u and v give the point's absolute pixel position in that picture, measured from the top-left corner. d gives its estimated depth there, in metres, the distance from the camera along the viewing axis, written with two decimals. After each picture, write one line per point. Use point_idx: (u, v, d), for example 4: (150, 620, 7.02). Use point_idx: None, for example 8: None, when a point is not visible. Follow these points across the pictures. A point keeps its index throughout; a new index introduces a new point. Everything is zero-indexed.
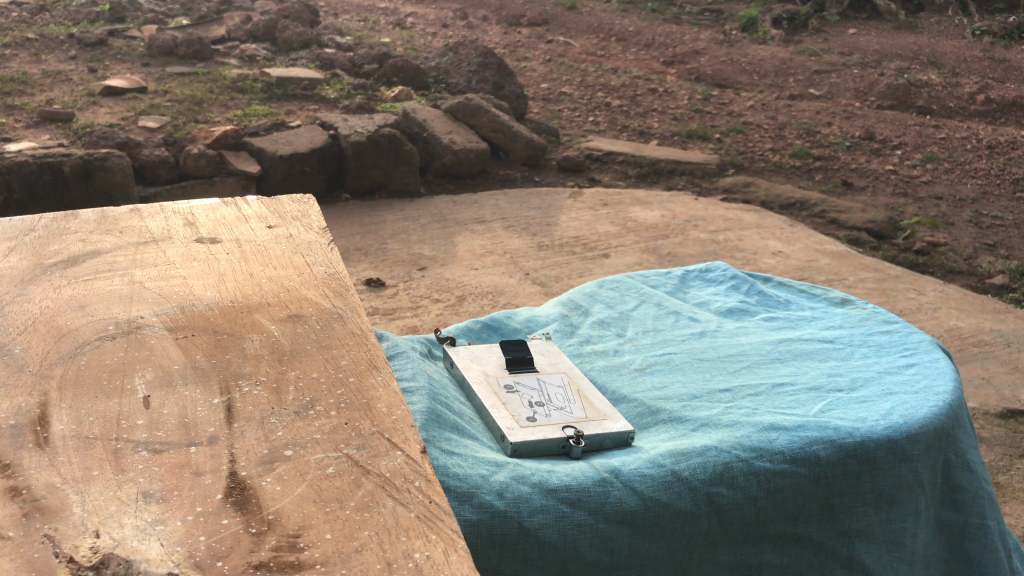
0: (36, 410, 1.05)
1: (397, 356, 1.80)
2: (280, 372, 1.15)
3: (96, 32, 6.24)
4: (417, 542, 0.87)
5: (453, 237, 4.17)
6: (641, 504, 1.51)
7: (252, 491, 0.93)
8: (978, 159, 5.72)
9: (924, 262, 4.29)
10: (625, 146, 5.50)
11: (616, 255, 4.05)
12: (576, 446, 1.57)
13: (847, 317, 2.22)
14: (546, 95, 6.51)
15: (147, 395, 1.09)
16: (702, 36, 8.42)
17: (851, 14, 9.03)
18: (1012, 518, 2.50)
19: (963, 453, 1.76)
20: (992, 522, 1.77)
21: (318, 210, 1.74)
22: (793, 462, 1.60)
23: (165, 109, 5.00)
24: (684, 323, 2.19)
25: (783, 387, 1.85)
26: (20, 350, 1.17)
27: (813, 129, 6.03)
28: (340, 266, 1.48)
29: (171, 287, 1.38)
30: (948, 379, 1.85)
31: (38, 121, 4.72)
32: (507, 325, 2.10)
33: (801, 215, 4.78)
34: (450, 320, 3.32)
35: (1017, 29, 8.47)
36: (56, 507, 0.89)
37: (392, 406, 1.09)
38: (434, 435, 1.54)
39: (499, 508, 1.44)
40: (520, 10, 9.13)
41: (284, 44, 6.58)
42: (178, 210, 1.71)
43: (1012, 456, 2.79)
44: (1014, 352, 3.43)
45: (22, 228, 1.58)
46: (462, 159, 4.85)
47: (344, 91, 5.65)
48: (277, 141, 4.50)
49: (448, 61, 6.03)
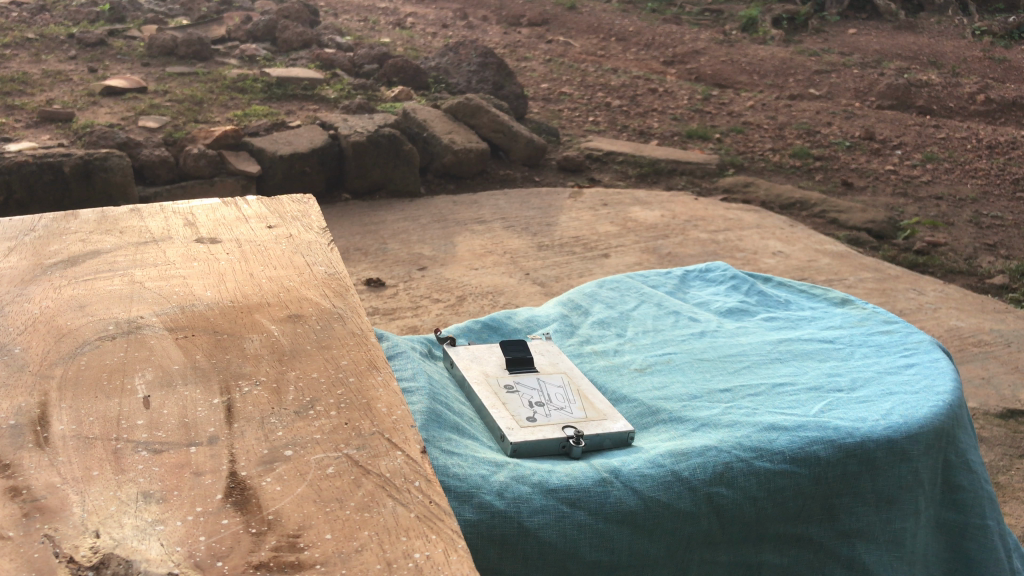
0: (36, 410, 1.05)
1: (397, 356, 1.80)
2: (280, 373, 1.15)
3: (97, 32, 6.24)
4: (417, 542, 0.87)
5: (453, 237, 4.17)
6: (641, 504, 1.51)
7: (252, 491, 0.93)
8: (978, 158, 5.72)
9: (924, 262, 4.29)
10: (625, 146, 5.50)
11: (616, 255, 4.05)
12: (576, 446, 1.57)
13: (847, 317, 2.22)
14: (546, 95, 6.51)
15: (147, 395, 1.09)
16: (702, 36, 8.42)
17: (851, 14, 9.03)
18: (1012, 518, 2.50)
19: (963, 453, 1.76)
20: (993, 522, 1.77)
21: (318, 210, 1.74)
22: (792, 462, 1.60)
23: (165, 109, 5.00)
24: (684, 323, 2.19)
25: (783, 387, 1.85)
26: (20, 350, 1.17)
27: (813, 129, 6.03)
28: (340, 266, 1.48)
29: (171, 287, 1.38)
30: (948, 379, 1.85)
31: (38, 121, 4.72)
32: (507, 325, 2.10)
33: (801, 215, 4.78)
34: (450, 320, 3.32)
35: (1017, 29, 8.47)
36: (56, 507, 0.89)
37: (392, 406, 1.09)
38: (433, 435, 1.54)
39: (499, 508, 1.44)
40: (520, 10, 9.13)
41: (284, 44, 6.58)
42: (178, 210, 1.71)
43: (1012, 456, 2.79)
44: (1014, 352, 3.43)
45: (22, 228, 1.58)
46: (462, 159, 4.85)
47: (344, 91, 5.65)
48: (277, 141, 4.50)
49: (448, 61, 6.03)
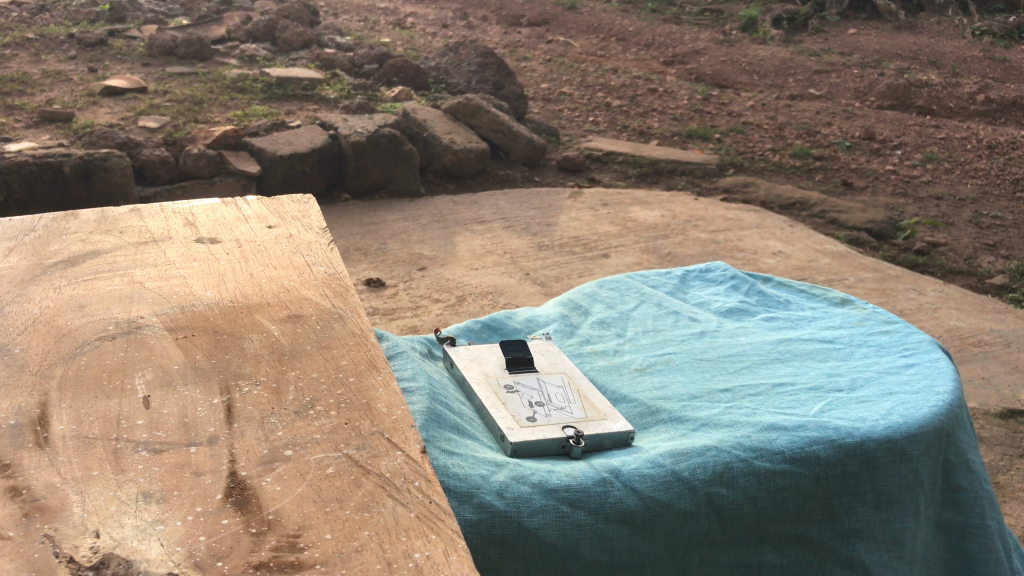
0: (36, 410, 1.05)
1: (397, 356, 1.80)
2: (280, 372, 1.15)
3: (97, 32, 6.23)
4: (417, 542, 0.87)
5: (453, 237, 4.17)
6: (641, 504, 1.51)
7: (252, 491, 0.93)
8: (978, 159, 5.72)
9: (924, 262, 4.29)
10: (625, 146, 5.51)
11: (616, 255, 4.05)
12: (576, 446, 1.57)
13: (847, 317, 2.22)
14: (546, 95, 6.51)
15: (147, 394, 1.09)
16: (702, 36, 8.42)
17: (851, 14, 9.03)
18: (1012, 518, 2.50)
19: (964, 453, 1.76)
20: (993, 522, 1.77)
21: (318, 210, 1.74)
22: (792, 462, 1.60)
23: (165, 109, 5.00)
24: (684, 323, 2.19)
25: (783, 387, 1.85)
26: (20, 350, 1.17)
27: (813, 129, 6.03)
28: (341, 266, 1.48)
29: (171, 287, 1.38)
30: (948, 379, 1.84)
31: (38, 121, 4.72)
32: (507, 325, 2.10)
33: (801, 215, 4.77)
34: (450, 320, 3.33)
35: (1017, 30, 8.48)
36: (57, 507, 0.89)
37: (392, 406, 1.09)
38: (434, 435, 1.54)
39: (500, 508, 1.44)
40: (520, 10, 9.13)
41: (283, 44, 6.58)
42: (179, 210, 1.71)
43: (1012, 456, 2.79)
44: (1014, 351, 3.43)
45: (22, 228, 1.58)
46: (462, 159, 4.85)
47: (344, 91, 5.64)
48: (277, 141, 4.50)
49: (448, 61, 6.03)
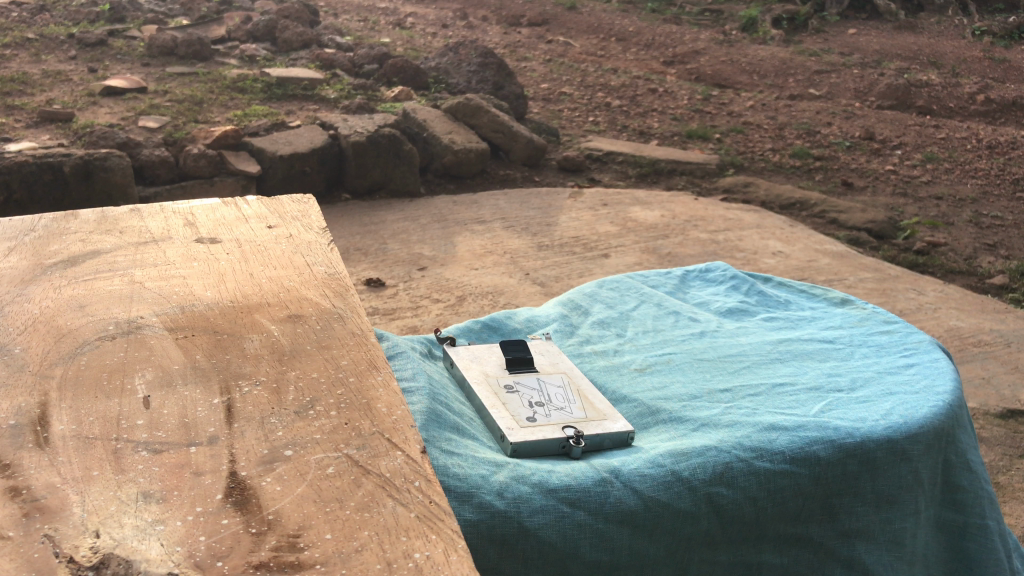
0: (36, 410, 1.05)
1: (397, 356, 1.80)
2: (280, 372, 1.15)
3: (97, 32, 6.24)
4: (417, 542, 0.87)
5: (453, 237, 4.17)
6: (641, 504, 1.51)
7: (252, 491, 0.93)
8: (977, 159, 5.72)
9: (924, 262, 4.29)
10: (625, 146, 5.51)
11: (616, 255, 4.05)
12: (576, 446, 1.58)
13: (847, 317, 2.22)
14: (546, 95, 6.51)
15: (147, 395, 1.09)
16: (703, 36, 8.42)
17: (851, 14, 9.03)
18: (1012, 518, 2.50)
19: (964, 453, 1.76)
20: (992, 522, 1.77)
21: (318, 210, 1.74)
22: (792, 462, 1.60)
23: (165, 109, 5.00)
24: (684, 323, 2.19)
25: (783, 387, 1.85)
26: (20, 350, 1.17)
27: (813, 129, 6.04)
28: (340, 266, 1.48)
29: (171, 287, 1.38)
30: (948, 379, 1.84)
31: (39, 121, 4.72)
32: (507, 325, 2.10)
33: (801, 215, 4.77)
34: (450, 320, 3.33)
35: (1017, 30, 8.49)
36: (56, 507, 0.89)
37: (392, 406, 1.09)
38: (434, 435, 1.54)
39: (500, 508, 1.44)
40: (520, 10, 9.13)
41: (284, 45, 6.59)
42: (179, 210, 1.71)
43: (1012, 456, 2.79)
44: (1013, 351, 3.42)
45: (22, 228, 1.58)
46: (462, 159, 4.85)
47: (344, 91, 5.64)
48: (277, 141, 4.50)
49: (448, 61, 6.02)
